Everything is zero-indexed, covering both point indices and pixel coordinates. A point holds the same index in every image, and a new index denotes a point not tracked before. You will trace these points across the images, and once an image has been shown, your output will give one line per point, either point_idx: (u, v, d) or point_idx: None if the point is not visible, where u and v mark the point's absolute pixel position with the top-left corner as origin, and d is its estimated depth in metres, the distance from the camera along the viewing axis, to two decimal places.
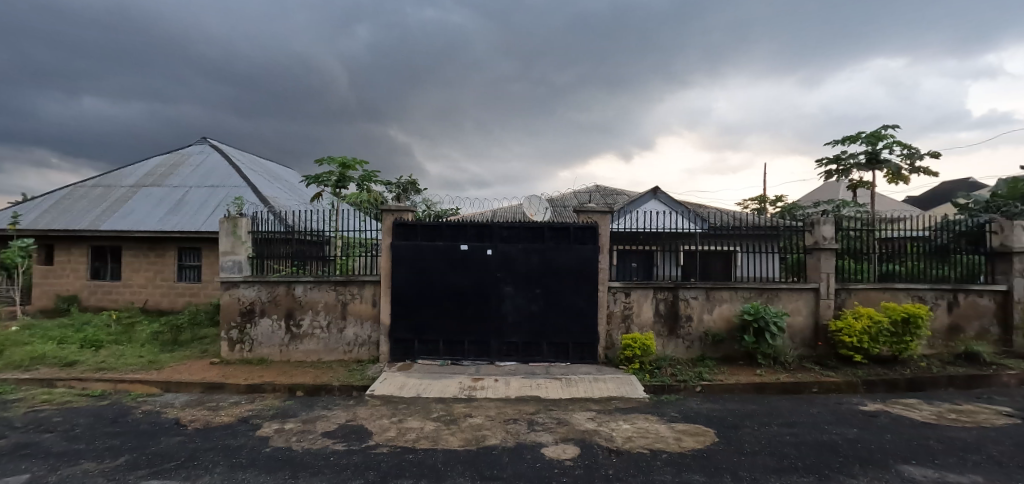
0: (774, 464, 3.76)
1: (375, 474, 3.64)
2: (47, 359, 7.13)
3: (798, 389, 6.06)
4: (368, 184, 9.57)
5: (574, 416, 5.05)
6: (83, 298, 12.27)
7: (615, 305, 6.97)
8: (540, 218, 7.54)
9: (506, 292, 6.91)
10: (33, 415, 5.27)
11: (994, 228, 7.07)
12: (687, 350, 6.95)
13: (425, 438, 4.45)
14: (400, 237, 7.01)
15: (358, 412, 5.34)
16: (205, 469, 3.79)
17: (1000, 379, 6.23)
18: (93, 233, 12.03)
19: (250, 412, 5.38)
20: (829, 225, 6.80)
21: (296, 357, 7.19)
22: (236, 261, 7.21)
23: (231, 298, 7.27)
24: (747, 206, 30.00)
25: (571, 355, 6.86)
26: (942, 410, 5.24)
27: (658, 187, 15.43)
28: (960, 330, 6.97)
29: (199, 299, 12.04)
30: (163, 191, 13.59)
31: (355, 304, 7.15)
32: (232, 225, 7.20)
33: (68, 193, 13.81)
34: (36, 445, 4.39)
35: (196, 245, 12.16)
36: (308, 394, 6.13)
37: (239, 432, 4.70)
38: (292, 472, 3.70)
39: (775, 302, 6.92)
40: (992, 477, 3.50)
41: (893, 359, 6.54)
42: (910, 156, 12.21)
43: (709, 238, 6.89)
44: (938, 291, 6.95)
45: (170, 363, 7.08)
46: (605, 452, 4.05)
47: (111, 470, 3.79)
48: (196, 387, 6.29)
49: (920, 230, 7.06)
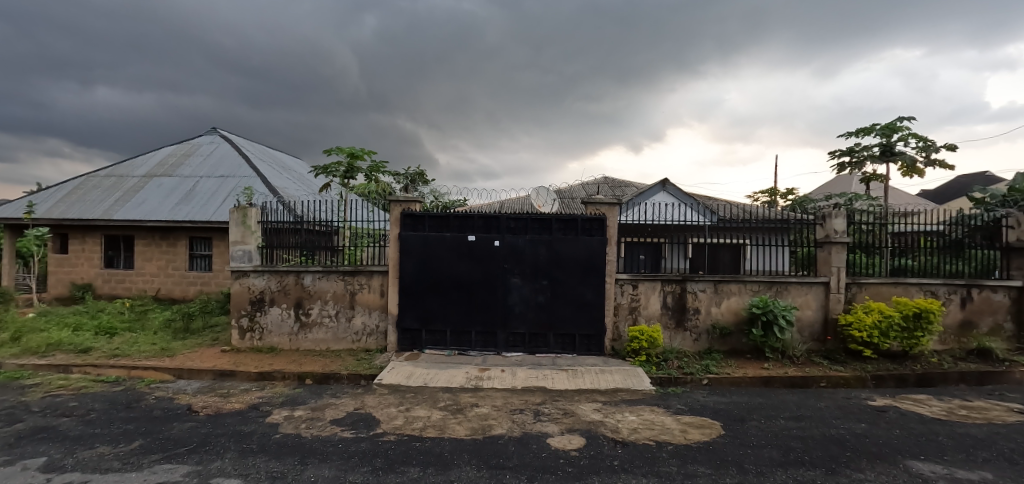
0: (780, 457, 3.76)
1: (382, 461, 3.69)
2: (63, 345, 7.27)
3: (806, 383, 6.04)
4: (376, 174, 9.51)
5: (580, 407, 5.08)
6: (97, 287, 12.50)
7: (622, 297, 6.96)
8: (548, 210, 7.64)
9: (513, 283, 6.92)
10: (50, 400, 5.39)
11: (1011, 223, 6.87)
12: (694, 343, 6.93)
13: (433, 427, 4.50)
14: (407, 228, 7.02)
15: (366, 400, 5.40)
16: (217, 454, 3.86)
17: (1013, 376, 6.14)
18: (106, 222, 12.19)
19: (261, 399, 5.48)
20: (841, 218, 6.66)
21: (305, 346, 7.27)
22: (246, 251, 7.29)
23: (242, 287, 7.35)
24: (758, 199, 29.54)
25: (578, 347, 6.88)
26: (953, 407, 5.16)
27: (667, 178, 15.18)
28: (973, 325, 6.88)
29: (210, 288, 12.18)
30: (174, 182, 13.72)
31: (363, 294, 7.20)
32: (241, 214, 7.25)
33: (81, 183, 14.00)
34: (53, 429, 4.50)
35: (206, 234, 12.29)
36: (317, 382, 6.21)
37: (250, 418, 4.79)
38: (302, 458, 3.77)
39: (784, 296, 6.87)
40: (1002, 473, 3.47)
41: (903, 354, 6.47)
42: (925, 149, 11.95)
43: (719, 231, 6.77)
44: (951, 286, 6.84)
45: (182, 350, 7.20)
46: (610, 443, 4.07)
47: (126, 454, 3.88)
48: (207, 375, 6.40)
49: (935, 224, 6.92)
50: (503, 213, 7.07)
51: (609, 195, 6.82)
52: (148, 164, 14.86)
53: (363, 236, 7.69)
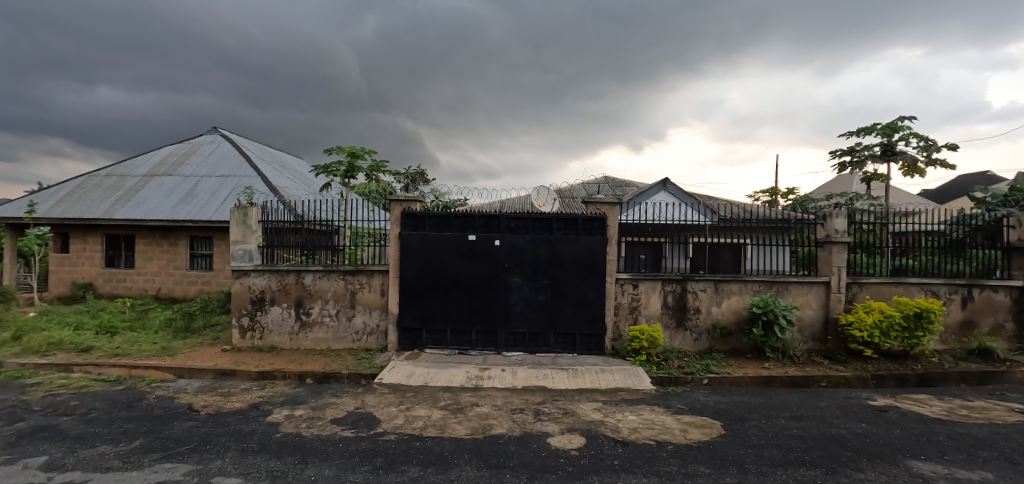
0: (781, 457, 3.76)
1: (382, 461, 3.69)
2: (64, 344, 7.28)
3: (806, 383, 6.04)
4: (376, 174, 9.50)
5: (580, 407, 5.08)
6: (98, 286, 12.51)
7: (623, 296, 6.95)
8: (549, 210, 7.70)
9: (513, 283, 6.92)
10: (52, 399, 5.40)
11: (1012, 223, 6.86)
12: (695, 343, 6.92)
13: (434, 426, 4.50)
14: (407, 228, 7.02)
15: (367, 399, 5.41)
16: (217, 453, 3.86)
17: (1014, 376, 6.13)
18: (106, 221, 12.19)
19: (261, 398, 5.48)
20: (841, 218, 6.65)
21: (306, 345, 7.28)
22: (246, 250, 7.29)
23: (243, 286, 7.35)
24: (759, 199, 29.51)
25: (578, 346, 6.88)
26: (954, 407, 5.16)
27: (667, 177, 15.17)
28: (974, 325, 6.87)
29: (210, 287, 12.19)
30: (175, 181, 13.72)
31: (364, 293, 7.20)
32: (241, 214, 7.26)
33: (82, 182, 14.00)
34: (54, 427, 4.51)
35: (207, 234, 12.29)
36: (317, 381, 6.22)
37: (251, 418, 4.79)
38: (302, 457, 3.76)
39: (784, 295, 6.86)
40: (1003, 474, 3.47)
41: (904, 354, 6.46)
42: (925, 148, 11.93)
43: (719, 230, 6.75)
44: (952, 286, 6.84)
45: (183, 349, 7.21)
46: (610, 443, 4.07)
47: (126, 453, 3.88)
48: (208, 374, 6.40)
49: (936, 224, 6.92)
50: (504, 212, 7.07)
51: (609, 195, 6.81)
52: (148, 163, 14.87)
53: (364, 236, 7.68)
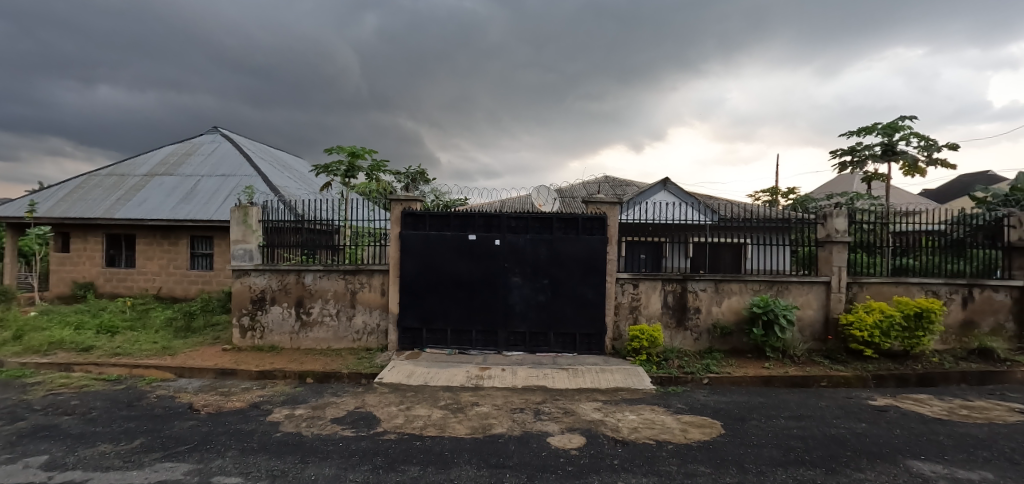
0: (781, 456, 3.76)
1: (382, 460, 3.69)
2: (65, 344, 7.29)
3: (806, 382, 6.03)
4: (377, 173, 9.51)
5: (580, 406, 5.08)
6: (99, 285, 12.52)
7: (623, 296, 6.95)
8: (549, 209, 7.73)
9: (514, 283, 6.92)
10: (53, 398, 5.41)
11: (1013, 223, 6.85)
12: (695, 342, 6.92)
13: (434, 426, 4.50)
14: (408, 227, 7.03)
15: (367, 399, 5.41)
16: (217, 452, 3.87)
17: (1014, 376, 6.13)
18: (107, 221, 12.19)
19: (261, 398, 5.48)
20: (841, 218, 6.66)
21: (306, 345, 7.28)
22: (247, 250, 7.29)
23: (243, 285, 7.36)
24: (759, 199, 29.48)
25: (578, 346, 6.88)
26: (954, 407, 5.16)
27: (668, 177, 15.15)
28: (974, 325, 6.86)
29: (211, 286, 12.20)
30: (175, 181, 13.73)
31: (364, 293, 7.21)
32: (241, 214, 7.28)
33: (82, 182, 14.01)
34: (55, 427, 4.51)
35: (208, 234, 12.30)
36: (318, 380, 6.22)
37: (251, 417, 4.79)
38: (302, 457, 3.77)
39: (784, 295, 6.86)
40: (1003, 474, 3.46)
41: (904, 354, 6.46)
42: (926, 148, 11.93)
43: (719, 230, 6.75)
44: (952, 286, 6.83)
45: (184, 349, 7.22)
46: (610, 442, 4.07)
47: (127, 452, 3.89)
48: (209, 373, 6.41)
49: (937, 224, 6.91)
50: (504, 212, 7.07)
51: (610, 194, 6.82)
52: (148, 163, 14.88)
53: (364, 235, 7.69)
